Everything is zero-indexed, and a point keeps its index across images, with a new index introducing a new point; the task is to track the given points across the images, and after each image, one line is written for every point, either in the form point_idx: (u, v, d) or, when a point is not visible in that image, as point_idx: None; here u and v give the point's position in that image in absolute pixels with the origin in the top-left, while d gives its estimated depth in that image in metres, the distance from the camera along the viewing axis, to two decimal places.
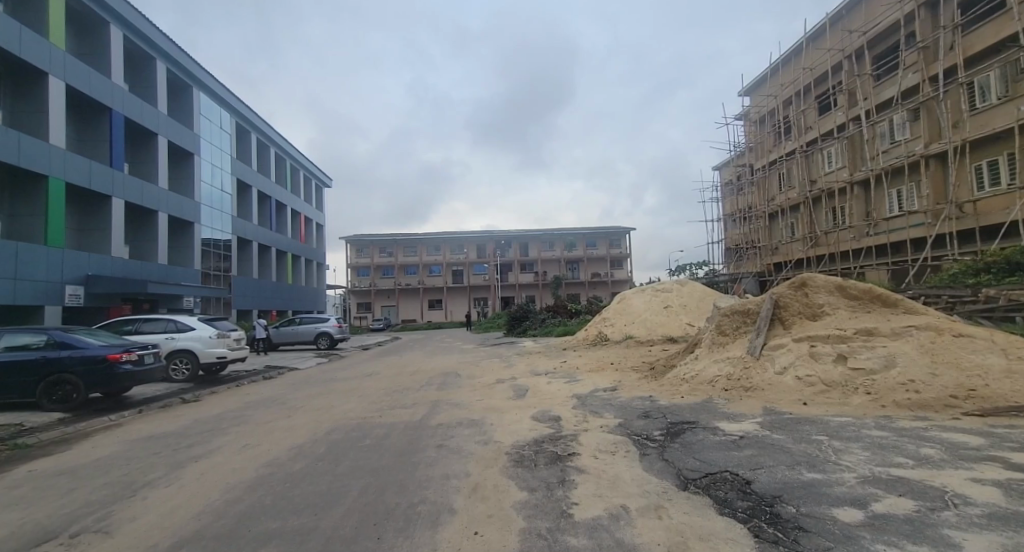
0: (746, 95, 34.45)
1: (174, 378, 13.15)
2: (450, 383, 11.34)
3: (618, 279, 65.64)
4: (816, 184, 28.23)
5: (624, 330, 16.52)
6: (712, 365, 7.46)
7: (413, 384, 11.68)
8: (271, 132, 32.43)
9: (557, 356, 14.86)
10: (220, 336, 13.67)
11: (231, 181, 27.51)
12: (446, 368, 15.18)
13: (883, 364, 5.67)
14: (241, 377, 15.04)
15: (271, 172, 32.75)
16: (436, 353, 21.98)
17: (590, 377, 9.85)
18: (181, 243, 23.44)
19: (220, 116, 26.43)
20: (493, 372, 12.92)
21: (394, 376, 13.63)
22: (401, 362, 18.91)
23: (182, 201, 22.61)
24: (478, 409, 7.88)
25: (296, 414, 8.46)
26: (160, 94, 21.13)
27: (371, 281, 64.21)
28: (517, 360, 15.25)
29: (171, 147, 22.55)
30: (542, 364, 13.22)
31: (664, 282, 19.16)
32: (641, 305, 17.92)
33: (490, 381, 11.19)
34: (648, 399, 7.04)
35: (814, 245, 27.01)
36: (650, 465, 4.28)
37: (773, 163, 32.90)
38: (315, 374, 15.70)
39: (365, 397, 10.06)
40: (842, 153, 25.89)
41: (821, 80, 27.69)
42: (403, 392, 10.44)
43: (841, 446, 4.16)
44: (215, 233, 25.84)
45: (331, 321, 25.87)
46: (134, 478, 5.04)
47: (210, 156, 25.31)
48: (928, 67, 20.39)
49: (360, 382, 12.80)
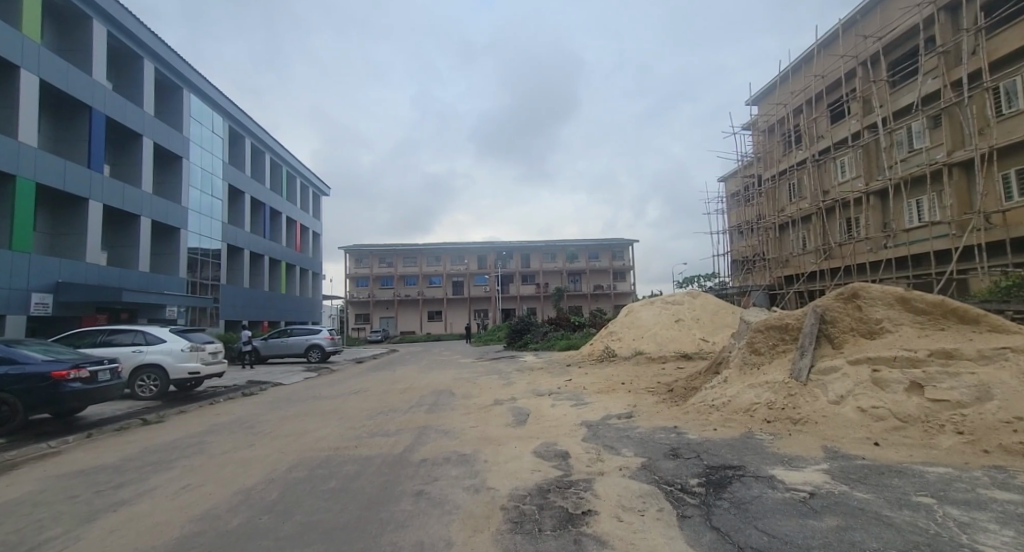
0: (753, 104, 33.80)
1: (141, 396, 12.16)
2: (441, 404, 10.17)
3: (621, 292, 64.47)
4: (828, 194, 27.28)
5: (633, 345, 15.38)
6: (747, 391, 6.31)
7: (401, 404, 10.49)
8: (267, 137, 31.74)
9: (561, 373, 13.71)
10: (193, 349, 12.66)
11: (223, 186, 26.66)
12: (441, 385, 14.02)
13: (974, 397, 4.52)
14: (217, 394, 13.94)
15: (265, 178, 31.96)
16: (432, 367, 20.77)
17: (600, 400, 8.69)
18: (167, 250, 22.48)
19: (212, 120, 25.67)
20: (491, 391, 11.72)
21: (383, 394, 12.47)
22: (393, 376, 17.75)
23: (168, 206, 21.69)
24: (470, 440, 6.70)
25: (260, 444, 7.31)
26: (146, 94, 20.40)
27: (370, 291, 63.18)
28: (517, 377, 14.09)
29: (158, 150, 21.74)
30: (545, 383, 12.05)
31: (675, 294, 18.06)
32: (650, 319, 16.79)
33: (486, 402, 10.03)
34: (673, 432, 5.87)
35: (828, 257, 25.85)
36: (696, 539, 3.10)
37: (782, 173, 32.02)
38: (299, 391, 14.55)
39: (344, 421, 8.89)
40: (856, 162, 24.92)
41: (832, 88, 26.91)
42: (388, 415, 9.27)
43: (962, 516, 2.98)
44: (204, 240, 24.88)
45: (324, 333, 24.70)
46: (17, 542, 3.89)
47: (200, 161, 24.48)
48: (950, 72, 19.56)
49: (343, 401, 11.64)
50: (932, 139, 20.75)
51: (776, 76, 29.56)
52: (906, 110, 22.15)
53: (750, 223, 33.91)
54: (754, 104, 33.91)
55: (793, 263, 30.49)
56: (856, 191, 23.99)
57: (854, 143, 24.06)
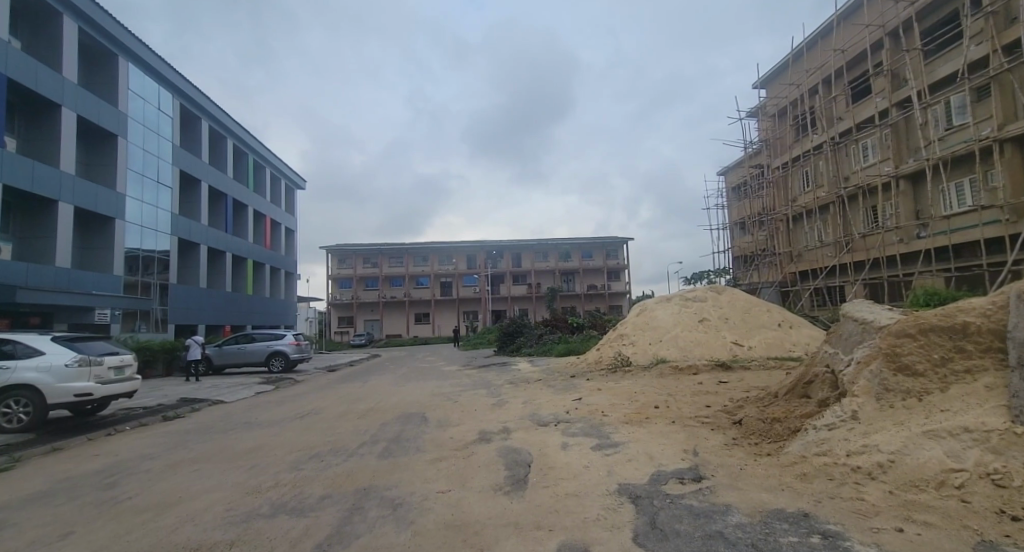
0: (760, 87, 31.71)
1: (6, 428, 9.10)
2: (405, 441, 7.19)
3: (615, 292, 62.01)
4: (849, 181, 25.00)
5: (651, 352, 12.71)
6: (925, 446, 3.54)
7: (351, 439, 7.54)
8: (228, 121, 28.48)
9: (566, 387, 10.97)
10: (83, 364, 9.51)
11: (173, 172, 23.37)
12: (415, 403, 11.15)
13: None
14: (126, 420, 10.83)
15: (227, 167, 28.73)
16: (409, 378, 17.77)
17: (638, 437, 5.87)
18: (99, 243, 19.24)
19: (158, 96, 22.43)
20: (476, 417, 8.80)
21: (336, 420, 9.52)
22: (362, 391, 14.84)
23: (98, 190, 18.51)
24: (431, 535, 3.73)
25: (73, 538, 4.24)
26: (68, 56, 17.25)
27: (354, 293, 59.96)
28: (510, 392, 11.31)
29: (86, 126, 18.54)
30: (547, 403, 9.19)
31: (695, 290, 15.30)
32: (668, 319, 14.09)
33: (468, 438, 7.12)
34: (818, 538, 2.98)
35: (850, 249, 23.57)
36: None
37: (794, 161, 29.82)
38: (235, 414, 11.50)
39: (252, 475, 5.90)
40: (884, 144, 22.62)
41: (853, 65, 24.72)
42: (324, 462, 6.31)
43: None
44: (147, 235, 21.58)
45: (289, 338, 21.59)
46: None
47: (143, 141, 21.20)
48: (999, 36, 17.41)
49: (281, 432, 8.71)
50: (977, 113, 18.50)
51: (791, 52, 27.42)
52: (943, 84, 19.99)
53: (758, 216, 31.67)
54: (762, 87, 31.81)
55: (808, 257, 28.28)
56: (884, 176, 21.66)
57: (881, 122, 21.78)
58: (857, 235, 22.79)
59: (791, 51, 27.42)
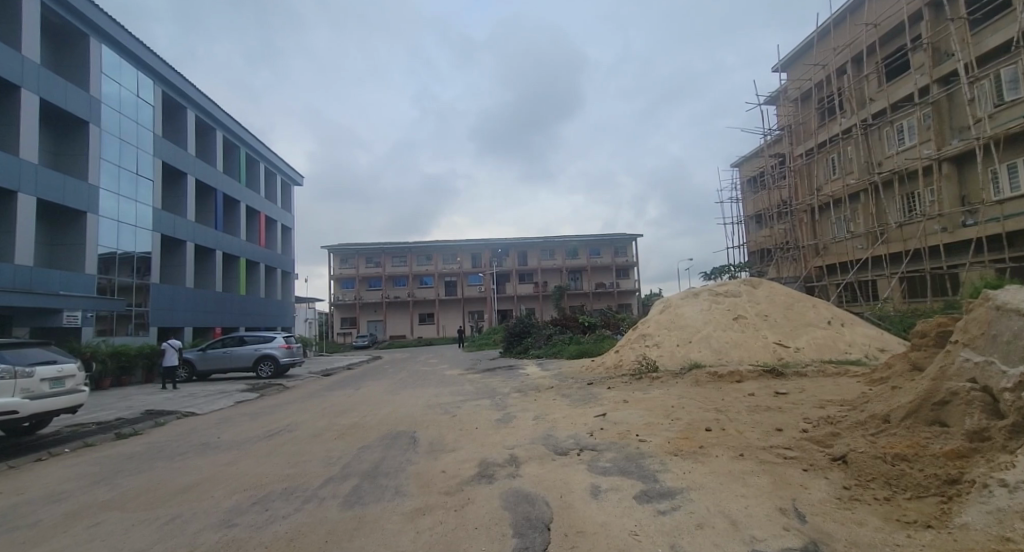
0: (781, 70, 29.90)
1: None
2: (382, 478, 5.48)
3: (625, 290, 60.16)
4: (882, 167, 23.08)
5: (681, 355, 11.00)
6: None
7: (314, 475, 5.84)
8: (218, 111, 27.06)
9: (586, 397, 9.32)
10: (6, 377, 7.92)
11: (154, 163, 21.93)
12: (407, 417, 9.52)
13: None
14: (67, 439, 9.23)
15: (217, 160, 27.29)
16: (407, 384, 16.12)
17: (704, 483, 4.10)
18: (71, 240, 17.86)
19: (136, 82, 21.01)
20: (477, 439, 7.10)
21: (308, 442, 7.84)
22: (353, 400, 13.22)
23: (65, 180, 17.07)
24: None
25: None
26: (28, 35, 15.90)
27: (356, 294, 58.61)
28: (520, 404, 9.64)
29: (53, 112, 17.18)
30: (565, 421, 7.47)
31: (726, 284, 13.55)
32: (697, 317, 12.38)
33: (466, 473, 5.41)
34: None
35: (885, 240, 21.66)
36: None
37: (819, 147, 27.94)
38: (199, 431, 9.88)
39: (161, 536, 4.20)
40: (923, 124, 20.71)
41: (886, 40, 22.85)
42: (267, 514, 4.60)
43: None
44: (124, 232, 20.13)
45: (279, 341, 20.03)
46: None
47: (119, 130, 19.78)
48: None
49: (236, 459, 7.07)
50: None
51: (816, 31, 25.63)
52: (992, 55, 18.13)
53: (779, 207, 29.80)
54: (783, 70, 29.97)
55: (835, 250, 26.40)
56: (924, 159, 19.78)
57: (921, 100, 19.94)
58: (893, 225, 20.93)
59: (816, 29, 25.65)
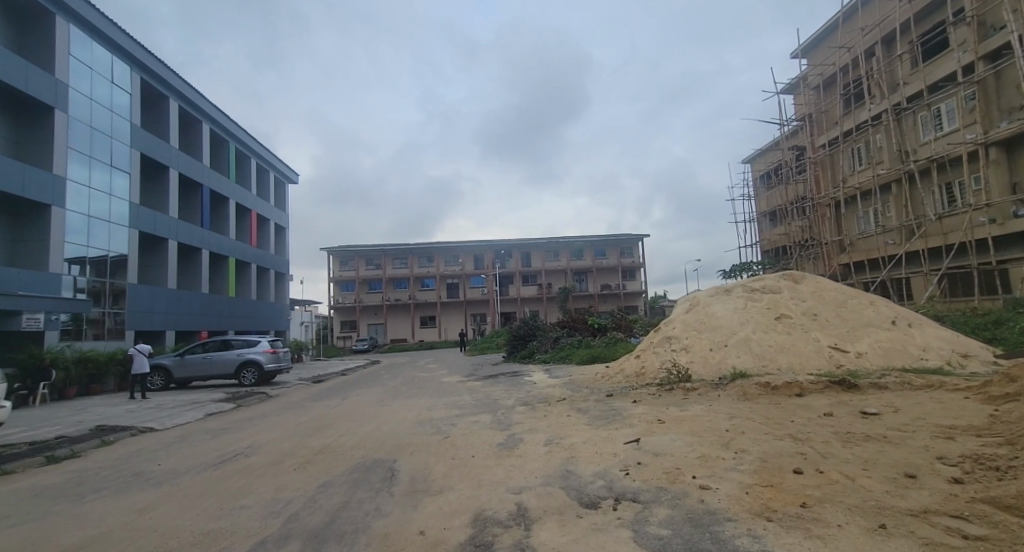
0: (800, 57, 28.27)
1: None
2: (332, 544, 3.80)
3: (631, 292, 58.36)
4: (916, 155, 21.31)
5: (719, 362, 9.27)
6: None
7: (240, 537, 4.12)
8: (205, 102, 25.63)
9: (609, 413, 7.60)
10: None
11: (131, 154, 20.46)
12: (391, 438, 7.83)
13: None
14: None
15: (203, 154, 25.85)
16: (400, 393, 14.47)
17: None
18: (35, 235, 16.38)
19: (110, 66, 19.52)
20: (473, 475, 5.38)
21: (258, 475, 6.15)
22: (335, 413, 11.51)
23: (26, 170, 15.64)
24: None
25: None
26: None
27: (356, 296, 57.04)
28: (527, 422, 7.91)
29: (15, 95, 15.74)
30: (587, 450, 5.74)
31: (762, 279, 11.81)
32: (732, 315, 10.67)
33: (454, 541, 3.68)
34: None
35: (922, 234, 19.87)
36: None
37: (842, 137, 26.21)
38: (143, 455, 8.21)
39: None
40: (965, 107, 18.95)
41: (921, 18, 21.13)
42: None
43: None
44: (97, 227, 18.65)
45: (263, 346, 18.41)
46: None
47: (89, 118, 18.29)
48: None
49: (157, 501, 5.39)
50: None
51: (840, 11, 24.00)
52: None
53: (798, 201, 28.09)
54: (802, 56, 28.32)
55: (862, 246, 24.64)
56: (968, 143, 18.02)
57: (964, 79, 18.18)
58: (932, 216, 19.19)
59: (840, 10, 24.02)
